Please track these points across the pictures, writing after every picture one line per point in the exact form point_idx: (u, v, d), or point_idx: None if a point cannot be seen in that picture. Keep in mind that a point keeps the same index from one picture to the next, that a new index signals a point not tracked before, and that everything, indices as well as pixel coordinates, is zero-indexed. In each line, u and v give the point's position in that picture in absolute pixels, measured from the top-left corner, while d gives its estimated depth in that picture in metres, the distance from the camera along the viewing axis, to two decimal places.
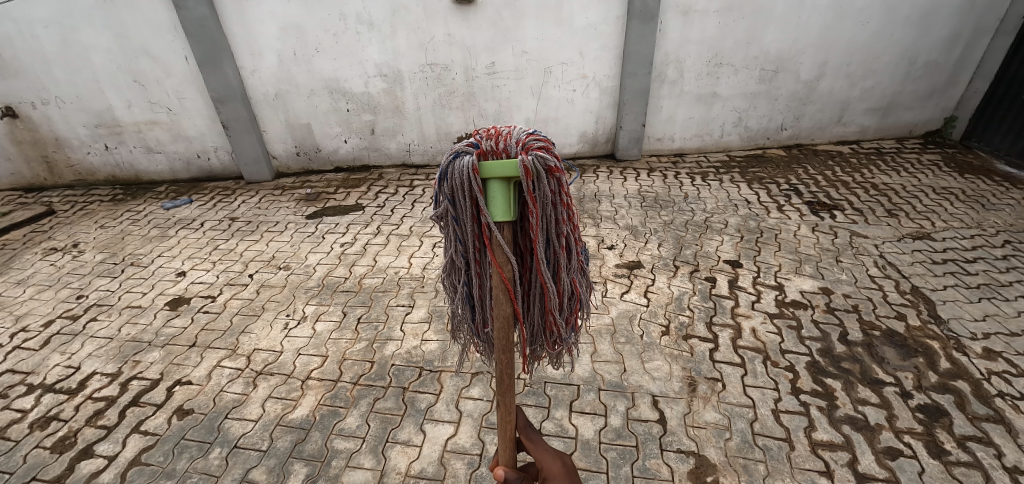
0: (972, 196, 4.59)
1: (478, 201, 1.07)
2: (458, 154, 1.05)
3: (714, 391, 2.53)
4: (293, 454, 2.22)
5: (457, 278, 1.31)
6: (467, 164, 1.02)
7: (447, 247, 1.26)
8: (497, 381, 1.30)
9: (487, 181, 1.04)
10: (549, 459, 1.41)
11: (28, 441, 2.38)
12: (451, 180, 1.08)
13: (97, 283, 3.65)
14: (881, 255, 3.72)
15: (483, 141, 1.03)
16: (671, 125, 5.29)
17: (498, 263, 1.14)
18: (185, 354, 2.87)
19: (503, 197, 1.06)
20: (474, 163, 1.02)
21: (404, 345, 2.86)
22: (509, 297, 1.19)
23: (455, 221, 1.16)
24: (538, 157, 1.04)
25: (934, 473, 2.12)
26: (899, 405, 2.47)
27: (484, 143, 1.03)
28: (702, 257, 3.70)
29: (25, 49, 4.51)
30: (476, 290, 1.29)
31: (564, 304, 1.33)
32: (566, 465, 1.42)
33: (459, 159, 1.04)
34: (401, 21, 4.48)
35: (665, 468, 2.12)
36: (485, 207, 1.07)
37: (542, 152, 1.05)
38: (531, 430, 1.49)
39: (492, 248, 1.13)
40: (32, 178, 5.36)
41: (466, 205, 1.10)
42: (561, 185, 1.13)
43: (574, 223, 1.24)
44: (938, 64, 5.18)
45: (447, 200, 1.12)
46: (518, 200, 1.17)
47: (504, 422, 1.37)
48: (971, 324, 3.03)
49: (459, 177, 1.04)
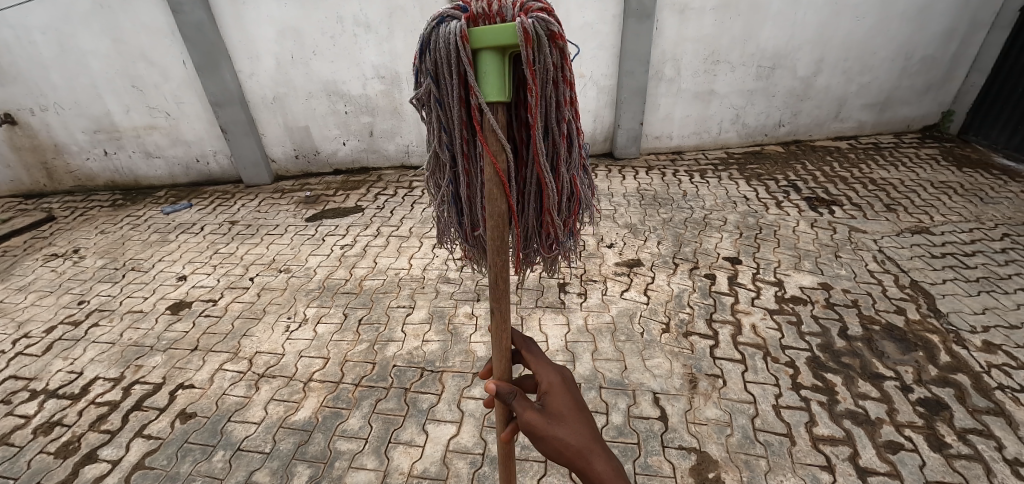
0: (970, 189, 4.60)
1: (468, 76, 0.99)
2: (444, 20, 0.97)
3: (715, 387, 2.54)
4: (296, 456, 2.23)
5: (444, 175, 1.25)
6: (456, 31, 0.95)
7: (434, 141, 1.20)
8: (492, 283, 1.18)
9: (479, 51, 0.97)
10: (548, 371, 1.25)
11: (32, 446, 2.39)
12: (436, 52, 1.01)
13: (98, 288, 3.66)
14: (880, 250, 3.73)
15: (473, 5, 0.95)
16: (669, 123, 5.30)
17: (489, 150, 1.04)
18: (187, 358, 2.88)
19: (497, 69, 0.97)
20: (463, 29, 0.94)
21: (406, 346, 2.87)
22: (504, 191, 1.09)
23: (440, 104, 1.10)
24: (538, 20, 0.95)
25: (935, 466, 2.13)
26: (899, 398, 2.47)
27: (473, 6, 0.95)
28: (701, 254, 3.70)
29: (24, 55, 4.52)
30: (465, 189, 1.24)
31: (563, 203, 1.23)
32: (566, 380, 1.26)
33: (446, 25, 0.96)
34: (398, 22, 4.49)
35: (666, 465, 2.13)
36: (475, 82, 0.99)
37: (542, 15, 0.96)
38: (530, 343, 1.34)
39: (483, 134, 1.04)
40: (31, 184, 5.36)
41: (453, 82, 1.03)
42: (563, 59, 1.04)
43: (575, 110, 1.14)
44: (935, 58, 5.19)
45: (431, 79, 1.05)
46: (515, 80, 1.09)
47: (499, 324, 1.24)
48: (970, 317, 3.04)
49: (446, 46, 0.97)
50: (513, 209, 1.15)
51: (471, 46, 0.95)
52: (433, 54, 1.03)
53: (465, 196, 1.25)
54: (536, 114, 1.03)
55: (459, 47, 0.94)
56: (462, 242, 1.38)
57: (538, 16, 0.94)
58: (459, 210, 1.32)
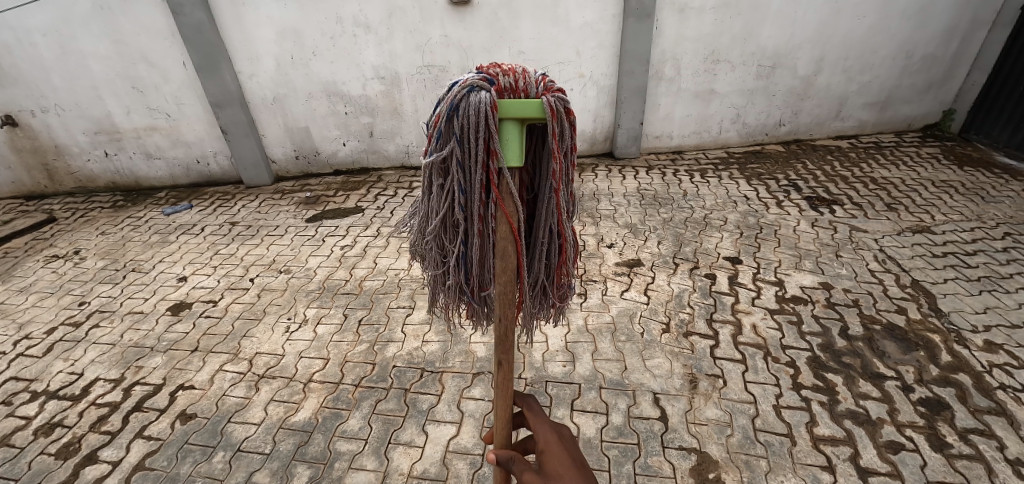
0: (971, 188, 4.59)
1: (493, 141, 1.07)
2: (471, 90, 1.05)
3: (715, 387, 2.54)
4: (296, 457, 2.23)
5: (451, 236, 1.27)
6: (485, 100, 1.03)
7: (443, 203, 1.22)
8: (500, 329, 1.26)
9: (504, 121, 1.07)
10: (545, 429, 1.30)
11: (33, 447, 2.39)
12: (462, 117, 1.07)
13: (99, 289, 3.66)
14: (881, 249, 3.72)
15: (501, 79, 1.06)
16: (669, 122, 5.29)
17: (506, 209, 1.12)
18: (187, 359, 2.88)
19: (517, 137, 1.08)
20: (493, 100, 1.03)
21: (405, 346, 2.87)
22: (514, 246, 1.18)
23: (459, 166, 1.14)
24: (559, 98, 1.09)
25: (937, 467, 2.12)
26: (901, 398, 2.47)
27: (501, 81, 1.06)
28: (701, 254, 3.70)
29: (24, 57, 4.53)
30: (475, 249, 1.27)
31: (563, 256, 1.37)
32: (564, 439, 1.30)
33: (476, 93, 1.04)
34: (397, 23, 4.49)
35: (666, 466, 2.13)
36: (498, 148, 1.08)
37: (561, 95, 1.10)
38: (531, 401, 1.41)
39: (500, 194, 1.13)
40: (32, 185, 5.37)
41: (475, 148, 1.10)
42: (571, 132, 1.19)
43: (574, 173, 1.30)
44: (936, 57, 5.18)
45: (455, 140, 1.10)
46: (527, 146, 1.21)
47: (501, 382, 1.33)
48: (972, 316, 3.03)
49: (476, 115, 1.04)
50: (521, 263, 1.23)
51: (499, 116, 1.05)
52: (454, 121, 1.09)
53: (471, 258, 1.29)
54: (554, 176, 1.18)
55: (490, 115, 1.02)
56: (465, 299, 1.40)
57: (559, 96, 1.09)
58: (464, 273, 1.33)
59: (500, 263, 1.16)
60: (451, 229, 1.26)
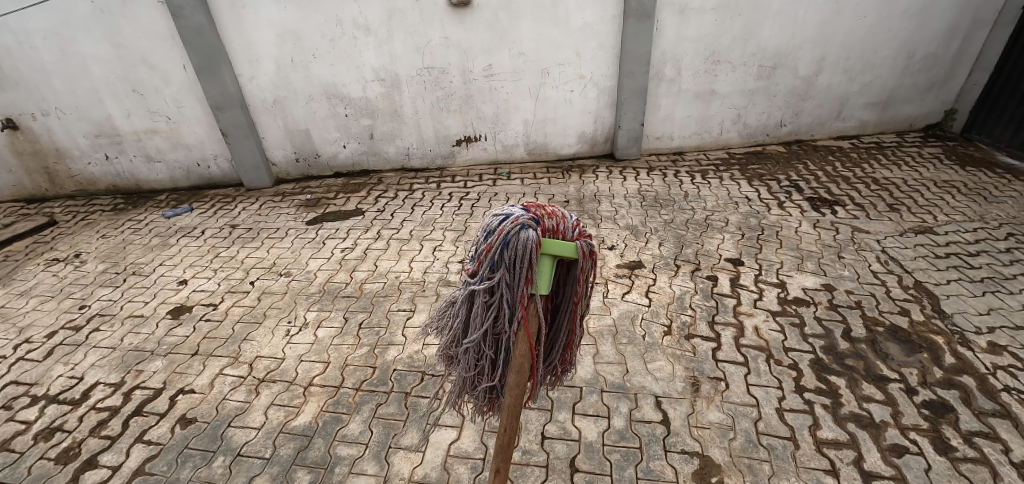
0: (974, 189, 4.57)
1: (531, 273, 1.26)
2: (522, 227, 1.22)
3: (717, 390, 2.52)
4: (296, 461, 2.22)
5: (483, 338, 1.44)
6: (532, 242, 1.21)
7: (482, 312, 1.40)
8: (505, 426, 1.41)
9: (542, 255, 1.26)
10: None
11: (33, 452, 2.38)
12: (510, 251, 1.23)
13: (99, 293, 3.66)
14: (883, 250, 3.70)
15: (546, 222, 1.24)
16: (670, 123, 5.28)
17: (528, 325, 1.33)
18: (188, 363, 2.87)
19: (550, 268, 1.28)
20: (539, 240, 1.21)
21: (406, 350, 2.86)
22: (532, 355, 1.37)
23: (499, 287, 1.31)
24: (587, 242, 1.30)
25: (942, 470, 2.11)
26: (904, 401, 2.45)
27: (547, 224, 1.24)
28: (703, 255, 3.69)
29: (25, 61, 4.53)
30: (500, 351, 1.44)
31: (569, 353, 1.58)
32: None
33: (525, 234, 1.21)
34: (397, 25, 4.48)
35: (669, 470, 2.11)
36: (533, 279, 1.27)
37: (589, 239, 1.31)
38: None
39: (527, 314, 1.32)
40: (33, 188, 5.37)
41: (516, 277, 1.27)
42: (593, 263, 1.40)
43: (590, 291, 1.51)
44: (937, 57, 5.17)
45: (501, 268, 1.27)
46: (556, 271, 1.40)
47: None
48: (975, 318, 3.01)
49: (521, 250, 1.21)
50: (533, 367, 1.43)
51: (540, 252, 1.24)
52: (500, 250, 1.26)
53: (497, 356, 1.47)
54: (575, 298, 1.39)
55: (535, 255, 1.21)
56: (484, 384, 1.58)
57: (588, 240, 1.30)
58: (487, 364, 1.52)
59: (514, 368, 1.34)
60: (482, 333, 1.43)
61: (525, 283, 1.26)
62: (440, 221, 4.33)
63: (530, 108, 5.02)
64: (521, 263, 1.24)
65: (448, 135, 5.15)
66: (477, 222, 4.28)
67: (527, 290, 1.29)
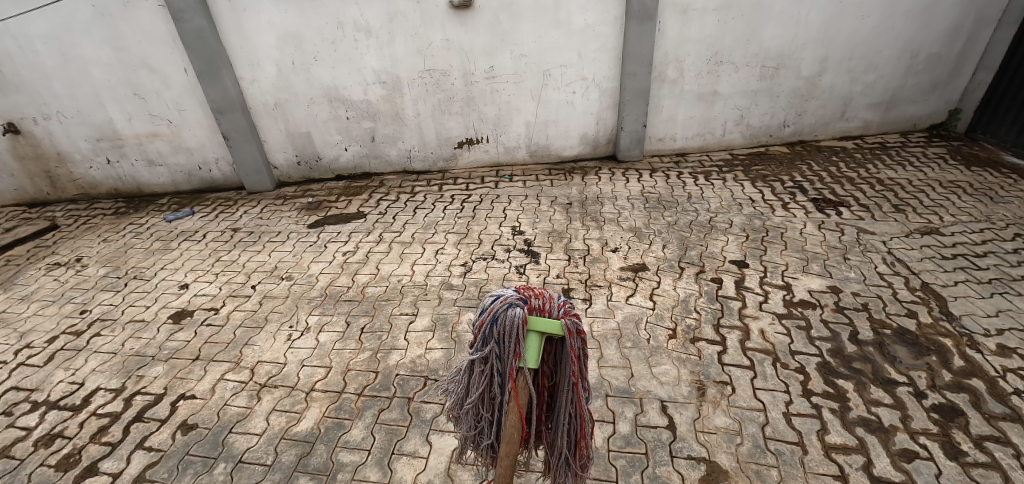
0: (980, 189, 4.53)
1: (518, 347, 1.31)
2: (509, 305, 1.30)
3: (724, 395, 2.49)
4: (298, 468, 2.20)
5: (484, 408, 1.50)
6: (517, 317, 1.28)
7: (481, 381, 1.46)
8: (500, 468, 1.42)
9: (529, 330, 1.30)
10: None
11: (33, 459, 2.36)
12: (498, 326, 1.31)
13: (100, 297, 3.64)
14: (889, 252, 3.67)
15: (532, 300, 1.30)
16: (673, 124, 5.25)
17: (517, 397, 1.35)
18: (189, 368, 2.85)
19: (537, 345, 1.31)
20: (524, 317, 1.27)
21: (409, 354, 2.83)
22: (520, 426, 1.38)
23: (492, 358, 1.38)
24: (574, 321, 1.31)
25: (952, 475, 2.07)
26: (913, 405, 2.42)
27: (533, 301, 1.30)
28: (707, 257, 3.66)
29: (26, 65, 4.53)
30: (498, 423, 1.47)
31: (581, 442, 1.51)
32: None
33: (511, 310, 1.29)
34: (398, 27, 4.47)
35: (675, 475, 2.08)
36: (520, 353, 1.31)
37: (577, 318, 1.32)
38: None
39: (516, 385, 1.35)
40: (35, 193, 5.37)
41: (503, 350, 1.33)
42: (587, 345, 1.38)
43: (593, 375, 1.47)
44: (941, 56, 5.14)
45: (491, 341, 1.34)
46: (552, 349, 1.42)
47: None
48: (984, 320, 2.97)
49: (506, 324, 1.29)
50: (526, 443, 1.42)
51: (526, 328, 1.29)
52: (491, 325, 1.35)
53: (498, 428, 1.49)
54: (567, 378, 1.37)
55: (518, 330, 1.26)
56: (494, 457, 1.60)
57: (575, 319, 1.31)
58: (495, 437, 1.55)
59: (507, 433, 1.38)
60: (484, 402, 1.49)
61: (513, 357, 1.31)
62: (442, 223, 4.30)
63: (532, 110, 5.00)
64: (508, 337, 1.30)
65: (449, 137, 5.13)
66: (479, 224, 4.26)
67: (515, 364, 1.33)
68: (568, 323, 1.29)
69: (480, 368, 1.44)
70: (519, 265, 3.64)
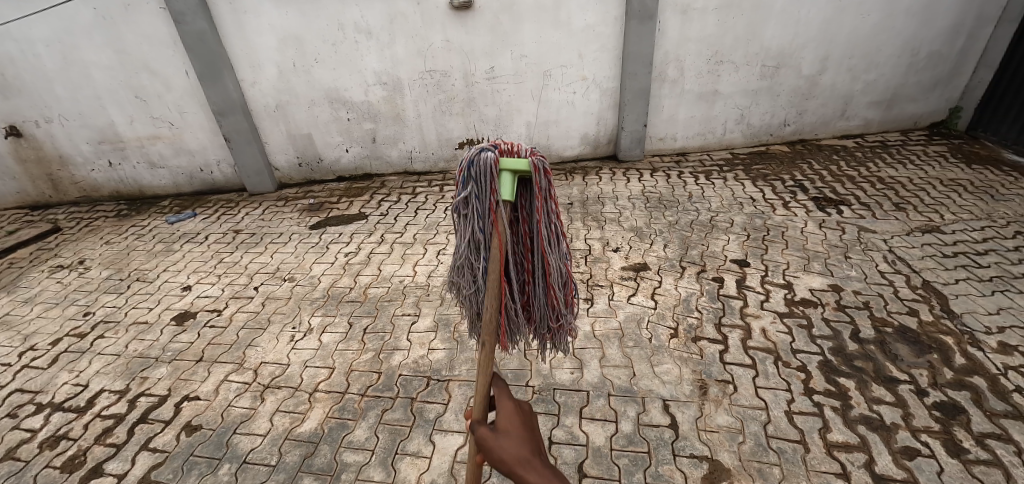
0: (980, 187, 4.53)
1: (492, 185, 1.31)
2: (479, 150, 1.32)
3: (726, 393, 2.50)
4: (302, 468, 2.21)
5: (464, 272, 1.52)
6: (489, 156, 1.29)
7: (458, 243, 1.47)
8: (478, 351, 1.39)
9: (501, 172, 1.32)
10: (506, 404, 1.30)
11: (38, 460, 2.38)
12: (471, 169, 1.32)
13: (104, 299, 3.66)
14: (890, 250, 3.67)
15: (501, 144, 1.33)
16: (673, 124, 5.25)
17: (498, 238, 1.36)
18: (193, 369, 2.86)
19: (511, 182, 1.32)
20: (494, 156, 1.29)
21: (411, 355, 2.84)
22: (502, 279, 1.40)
23: (467, 208, 1.38)
24: (540, 160, 1.35)
25: (954, 472, 2.08)
26: (914, 403, 2.43)
27: (502, 143, 1.33)
28: (708, 257, 3.66)
29: (28, 69, 4.54)
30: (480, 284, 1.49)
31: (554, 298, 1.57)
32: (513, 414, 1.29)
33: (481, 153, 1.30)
34: (399, 29, 4.48)
35: (678, 474, 2.09)
36: (495, 190, 1.31)
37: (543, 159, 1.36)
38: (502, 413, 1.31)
39: (496, 226, 1.35)
40: (37, 196, 5.39)
41: (479, 193, 1.33)
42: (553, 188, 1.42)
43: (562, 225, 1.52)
44: (941, 55, 5.14)
45: (464, 187, 1.35)
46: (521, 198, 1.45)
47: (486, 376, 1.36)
48: (985, 318, 2.98)
49: (480, 165, 1.30)
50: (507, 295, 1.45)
51: (498, 168, 1.30)
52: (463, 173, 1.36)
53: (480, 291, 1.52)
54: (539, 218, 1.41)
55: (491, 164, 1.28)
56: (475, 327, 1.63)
57: (541, 157, 1.35)
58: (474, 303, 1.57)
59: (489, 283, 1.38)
60: (462, 266, 1.50)
61: (488, 195, 1.31)
62: (443, 224, 4.31)
63: (532, 110, 5.01)
64: (482, 178, 1.31)
65: (450, 138, 5.14)
66: None
67: (492, 201, 1.33)
68: (535, 159, 1.33)
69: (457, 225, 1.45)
70: None
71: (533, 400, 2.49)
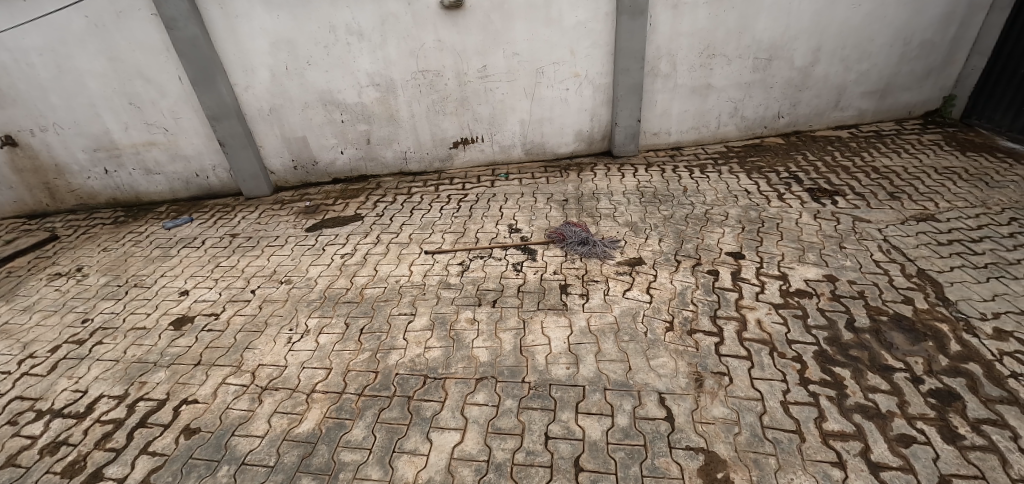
0: (975, 174, 4.53)
1: (574, 234, 3.85)
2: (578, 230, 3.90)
3: (721, 385, 2.51)
4: (301, 469, 2.22)
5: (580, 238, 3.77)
6: (573, 227, 3.93)
7: (580, 240, 3.77)
8: None
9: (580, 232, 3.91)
10: None
11: (39, 466, 2.39)
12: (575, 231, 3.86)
13: (103, 305, 3.67)
14: (884, 239, 3.68)
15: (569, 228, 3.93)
16: (667, 119, 5.26)
17: (585, 230, 3.89)
18: (190, 374, 2.88)
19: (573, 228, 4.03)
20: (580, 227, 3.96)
21: (408, 353, 2.86)
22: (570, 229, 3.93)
23: (581, 240, 3.77)
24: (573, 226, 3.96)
25: (950, 459, 2.09)
26: (910, 390, 2.43)
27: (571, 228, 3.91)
28: (703, 250, 3.67)
29: (22, 77, 4.54)
30: (579, 236, 3.79)
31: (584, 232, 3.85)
32: None
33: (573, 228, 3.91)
34: (390, 30, 4.49)
35: (674, 467, 2.10)
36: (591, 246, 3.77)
37: (572, 226, 3.96)
38: None
39: (572, 231, 3.92)
40: (34, 205, 5.40)
41: (581, 239, 3.78)
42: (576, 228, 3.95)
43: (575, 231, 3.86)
44: (933, 43, 5.15)
45: (581, 239, 3.77)
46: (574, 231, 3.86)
47: None
48: (980, 304, 2.98)
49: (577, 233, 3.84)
50: (563, 229, 3.94)
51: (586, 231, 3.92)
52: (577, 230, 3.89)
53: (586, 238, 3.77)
54: (572, 228, 3.93)
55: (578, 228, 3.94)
56: (577, 236, 3.81)
57: (570, 225, 3.97)
58: (585, 242, 3.76)
59: (637, 280, 3.36)
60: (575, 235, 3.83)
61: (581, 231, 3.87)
62: (439, 224, 4.32)
63: (526, 108, 5.03)
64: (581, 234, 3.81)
65: (445, 137, 5.15)
66: (476, 224, 4.27)
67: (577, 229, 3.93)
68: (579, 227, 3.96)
69: (579, 237, 3.80)
70: (516, 262, 3.66)
71: (530, 396, 2.50)
